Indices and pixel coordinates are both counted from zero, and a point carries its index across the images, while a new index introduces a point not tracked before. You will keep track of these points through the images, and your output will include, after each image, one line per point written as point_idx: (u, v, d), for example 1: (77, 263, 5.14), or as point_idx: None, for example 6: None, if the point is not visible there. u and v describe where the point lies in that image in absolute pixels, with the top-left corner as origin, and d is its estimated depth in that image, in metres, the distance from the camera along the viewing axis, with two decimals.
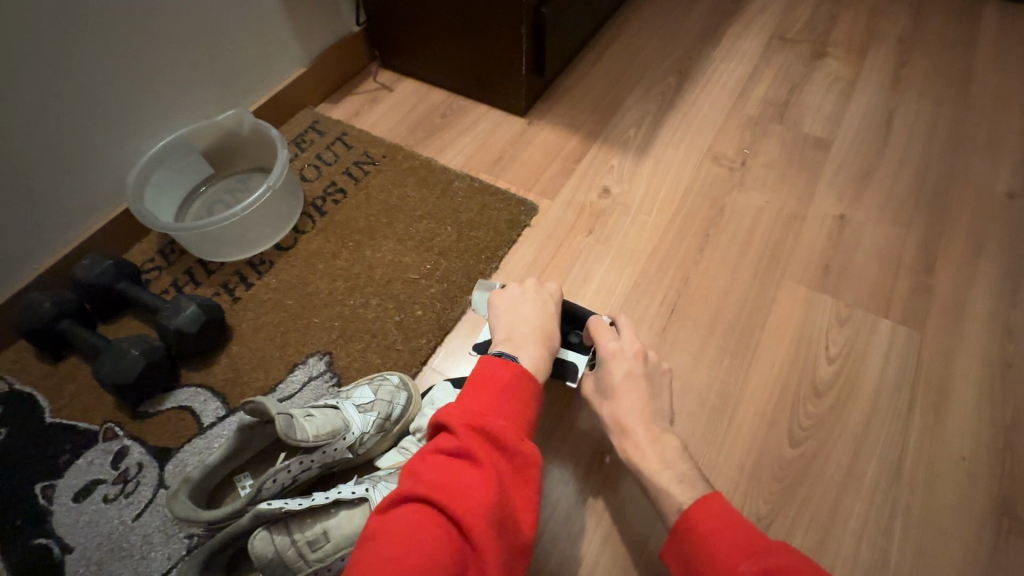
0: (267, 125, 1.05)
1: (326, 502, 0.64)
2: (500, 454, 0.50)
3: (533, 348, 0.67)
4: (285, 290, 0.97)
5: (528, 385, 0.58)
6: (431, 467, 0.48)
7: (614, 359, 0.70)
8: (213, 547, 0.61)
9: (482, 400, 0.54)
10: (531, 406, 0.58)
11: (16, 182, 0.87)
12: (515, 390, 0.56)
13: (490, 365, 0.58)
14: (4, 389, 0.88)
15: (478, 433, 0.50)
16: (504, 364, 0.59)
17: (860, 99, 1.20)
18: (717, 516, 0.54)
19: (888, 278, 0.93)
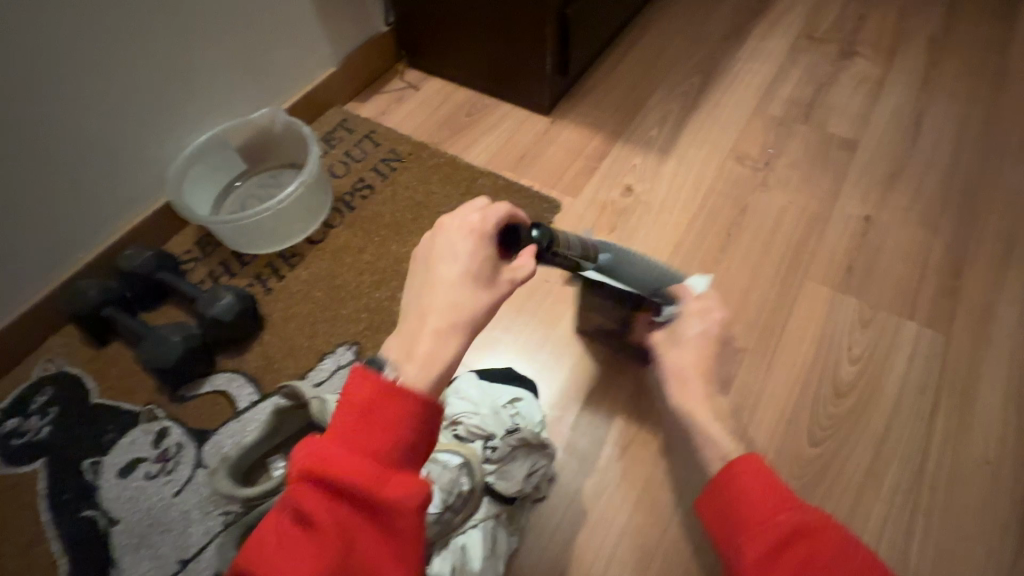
0: (299, 123, 1.09)
1: None
2: (345, 507, 0.41)
3: (428, 339, 0.49)
4: (314, 282, 1.00)
5: (397, 406, 0.44)
6: (265, 532, 0.41)
7: (695, 314, 0.68)
8: (248, 524, 0.63)
9: (333, 433, 0.43)
10: (409, 427, 0.45)
11: (66, 175, 0.92)
12: (378, 415, 0.43)
13: (351, 379, 0.45)
14: (55, 371, 0.94)
15: (315, 488, 0.41)
16: (366, 379, 0.45)
17: (888, 99, 1.19)
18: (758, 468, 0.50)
19: (913, 280, 0.93)
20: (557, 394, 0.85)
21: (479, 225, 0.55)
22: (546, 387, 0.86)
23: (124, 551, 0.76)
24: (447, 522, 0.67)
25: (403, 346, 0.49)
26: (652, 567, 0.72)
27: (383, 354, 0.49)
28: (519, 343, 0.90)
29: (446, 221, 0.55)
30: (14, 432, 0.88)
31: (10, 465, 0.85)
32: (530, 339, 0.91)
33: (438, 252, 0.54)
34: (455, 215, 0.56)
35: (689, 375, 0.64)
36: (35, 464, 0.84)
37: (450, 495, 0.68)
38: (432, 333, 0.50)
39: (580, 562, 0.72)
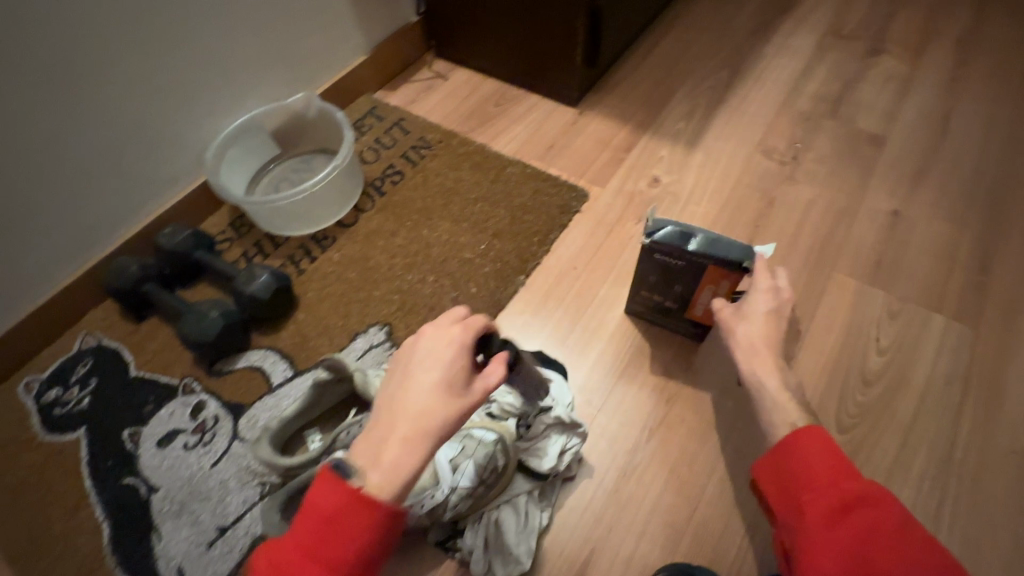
0: (333, 108, 1.10)
1: None
2: None
3: (393, 449, 0.48)
4: (347, 265, 1.02)
5: (357, 516, 0.45)
6: None
7: (763, 292, 0.72)
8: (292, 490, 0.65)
9: (297, 537, 0.45)
10: (369, 537, 0.46)
11: (109, 153, 0.94)
12: (339, 522, 0.45)
13: (318, 483, 0.47)
14: (94, 344, 0.96)
15: None
16: (330, 487, 0.46)
17: (917, 96, 1.19)
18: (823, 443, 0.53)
19: (942, 274, 0.93)
20: (586, 378, 0.87)
21: (461, 333, 0.54)
22: (575, 371, 0.88)
23: (164, 517, 0.78)
24: (480, 495, 0.69)
25: (371, 454, 0.48)
26: (681, 545, 0.73)
27: (352, 457, 0.49)
28: (549, 329, 0.92)
29: (433, 325, 0.55)
30: (55, 402, 0.91)
31: (52, 432, 0.87)
32: (559, 324, 0.93)
33: (414, 358, 0.53)
34: (435, 324, 0.55)
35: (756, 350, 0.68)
36: (77, 432, 0.87)
37: (486, 469, 0.69)
38: (401, 443, 0.48)
39: (610, 540, 0.74)
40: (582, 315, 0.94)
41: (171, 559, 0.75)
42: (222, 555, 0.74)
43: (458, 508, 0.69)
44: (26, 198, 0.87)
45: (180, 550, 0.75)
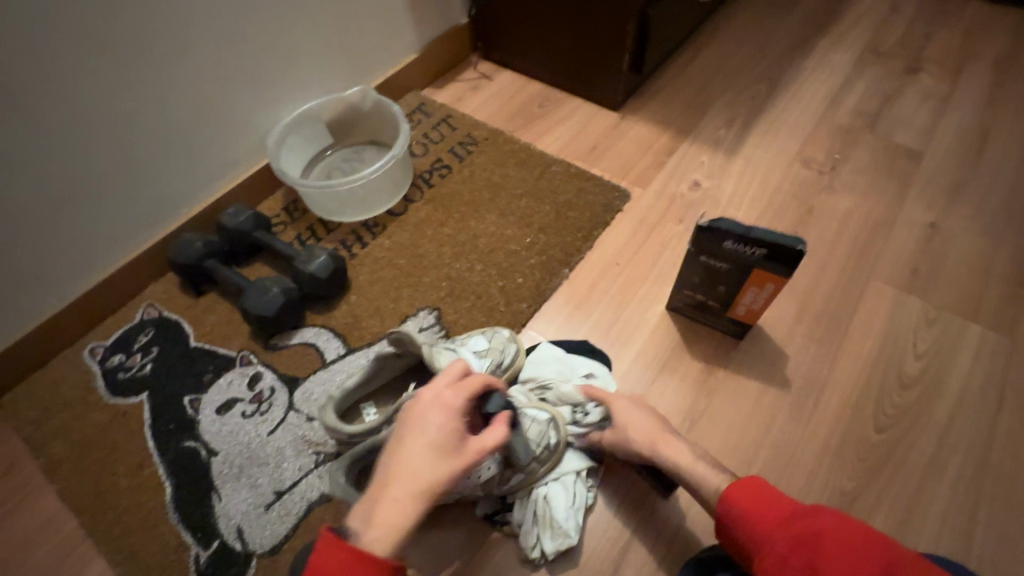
0: (389, 102, 1.15)
1: None
2: None
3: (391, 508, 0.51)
4: (397, 251, 1.07)
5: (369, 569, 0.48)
6: None
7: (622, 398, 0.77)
8: (359, 451, 0.70)
9: None
10: None
11: (180, 136, 0.99)
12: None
13: (326, 546, 0.49)
14: (155, 315, 1.01)
15: None
16: (342, 550, 0.49)
17: (954, 114, 1.22)
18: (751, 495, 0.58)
19: (978, 286, 0.95)
20: (629, 369, 0.90)
21: (454, 395, 0.58)
22: (618, 362, 0.91)
23: (224, 479, 0.82)
24: (532, 470, 0.72)
25: (366, 512, 0.52)
26: None
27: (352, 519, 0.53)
28: (592, 320, 0.96)
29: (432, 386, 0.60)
30: (119, 367, 0.95)
31: (116, 395, 0.92)
32: (601, 317, 0.96)
33: (409, 423, 0.56)
34: (432, 385, 0.60)
35: (652, 447, 0.71)
36: (139, 396, 0.91)
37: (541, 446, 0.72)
38: (395, 501, 0.52)
39: (651, 522, 0.76)
40: (624, 308, 0.97)
41: (231, 519, 0.78)
42: (280, 517, 0.78)
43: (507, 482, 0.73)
44: (102, 175, 0.92)
45: (239, 510, 0.79)
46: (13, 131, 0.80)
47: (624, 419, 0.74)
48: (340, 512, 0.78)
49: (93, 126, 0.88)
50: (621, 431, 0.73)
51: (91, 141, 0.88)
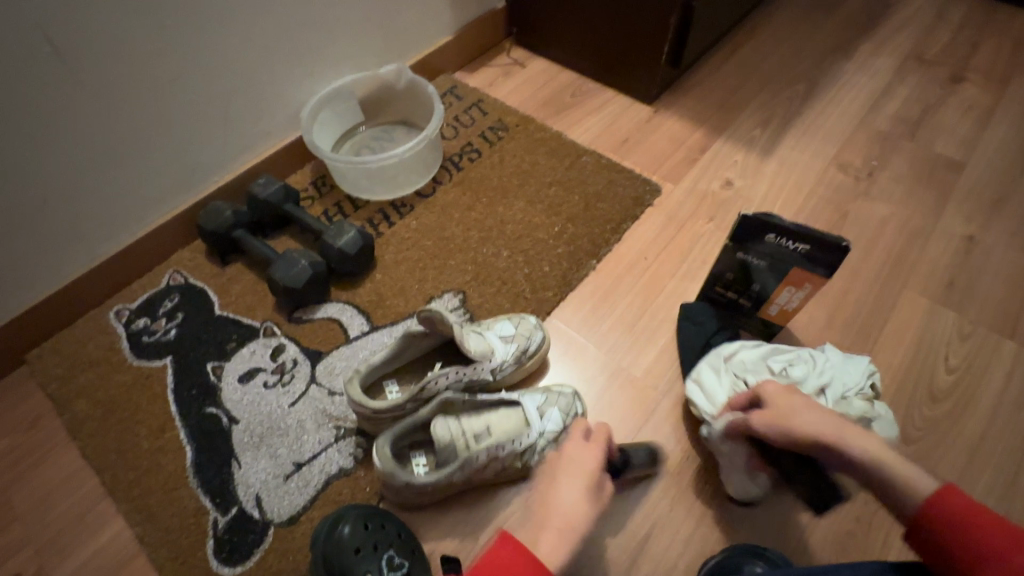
0: (424, 82, 1.14)
1: (490, 401, 0.75)
2: None
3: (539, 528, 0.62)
4: (424, 232, 1.06)
5: None
6: None
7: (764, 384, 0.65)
8: (397, 430, 0.72)
9: None
10: None
11: (215, 104, 0.99)
12: None
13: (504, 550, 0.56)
14: (181, 281, 1.01)
15: None
16: None
17: (998, 126, 1.19)
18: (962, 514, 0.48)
19: (1015, 302, 0.93)
20: (653, 366, 0.89)
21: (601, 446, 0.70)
22: (642, 357, 0.90)
23: (244, 448, 0.82)
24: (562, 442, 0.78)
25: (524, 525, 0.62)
26: (740, 531, 0.75)
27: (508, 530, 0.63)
28: (618, 313, 0.95)
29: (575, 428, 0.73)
30: (144, 330, 0.96)
31: (141, 357, 0.92)
32: (627, 311, 0.95)
33: (573, 455, 0.58)
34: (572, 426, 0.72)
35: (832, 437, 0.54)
36: (164, 360, 0.92)
37: (568, 416, 0.79)
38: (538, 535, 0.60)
39: (671, 519, 0.76)
40: (651, 303, 0.96)
41: (250, 487, 0.79)
42: (299, 488, 0.78)
43: (528, 463, 0.77)
44: (138, 138, 0.92)
45: (259, 479, 0.79)
46: (55, 87, 0.80)
47: (785, 416, 0.58)
48: (359, 487, 0.78)
49: (132, 88, 0.87)
50: (782, 420, 0.58)
51: (130, 103, 0.88)
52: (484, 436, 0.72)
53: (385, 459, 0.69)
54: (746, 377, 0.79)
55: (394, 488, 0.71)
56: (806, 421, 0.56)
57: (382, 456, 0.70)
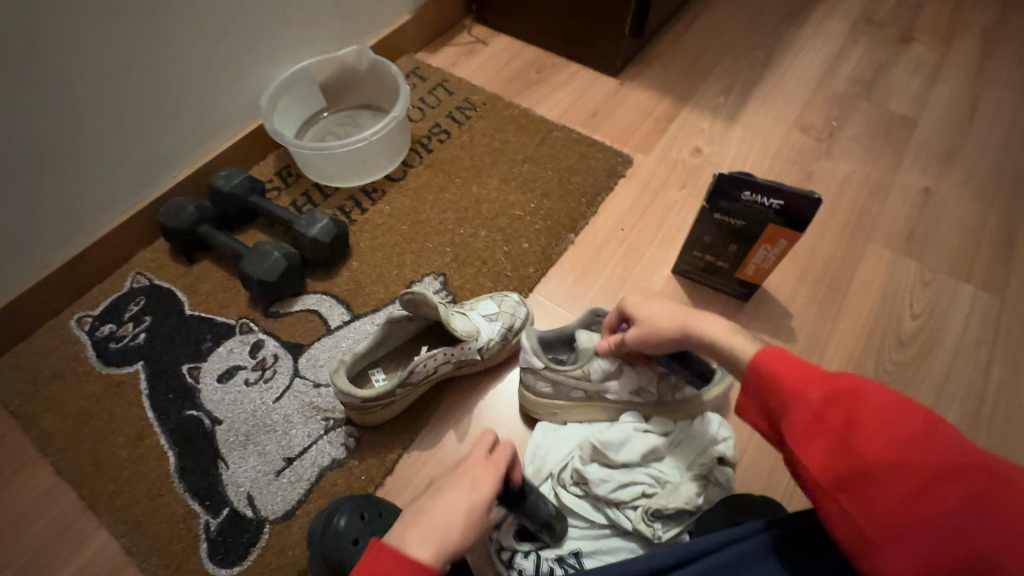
0: (387, 62, 1.10)
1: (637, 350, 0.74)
2: None
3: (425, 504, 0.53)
4: (398, 217, 1.04)
5: None
6: None
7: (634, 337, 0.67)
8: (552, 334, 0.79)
9: None
10: None
11: (166, 94, 0.93)
12: None
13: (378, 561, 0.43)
14: (146, 283, 0.97)
15: None
16: None
17: (946, 83, 1.24)
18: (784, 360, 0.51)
19: (970, 247, 0.98)
20: None
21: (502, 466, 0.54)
22: None
23: (230, 448, 0.80)
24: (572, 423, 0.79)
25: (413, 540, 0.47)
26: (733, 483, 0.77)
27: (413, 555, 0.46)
28: (600, 285, 0.96)
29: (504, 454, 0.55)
30: (110, 336, 0.91)
31: (109, 365, 0.88)
32: (608, 282, 0.96)
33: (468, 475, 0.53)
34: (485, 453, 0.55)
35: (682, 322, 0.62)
36: (134, 365, 0.88)
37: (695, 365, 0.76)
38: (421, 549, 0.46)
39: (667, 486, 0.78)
40: (630, 273, 0.97)
41: (240, 486, 0.77)
42: (291, 483, 0.77)
43: (666, 398, 0.75)
44: (85, 134, 0.86)
45: (248, 478, 0.77)
46: None
47: (649, 312, 0.65)
48: (354, 476, 0.77)
49: (78, 79, 0.82)
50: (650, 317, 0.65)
51: (76, 95, 0.83)
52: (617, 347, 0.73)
53: (531, 347, 0.74)
54: (580, 453, 0.74)
55: (529, 372, 0.77)
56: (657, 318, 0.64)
57: (528, 341, 0.75)
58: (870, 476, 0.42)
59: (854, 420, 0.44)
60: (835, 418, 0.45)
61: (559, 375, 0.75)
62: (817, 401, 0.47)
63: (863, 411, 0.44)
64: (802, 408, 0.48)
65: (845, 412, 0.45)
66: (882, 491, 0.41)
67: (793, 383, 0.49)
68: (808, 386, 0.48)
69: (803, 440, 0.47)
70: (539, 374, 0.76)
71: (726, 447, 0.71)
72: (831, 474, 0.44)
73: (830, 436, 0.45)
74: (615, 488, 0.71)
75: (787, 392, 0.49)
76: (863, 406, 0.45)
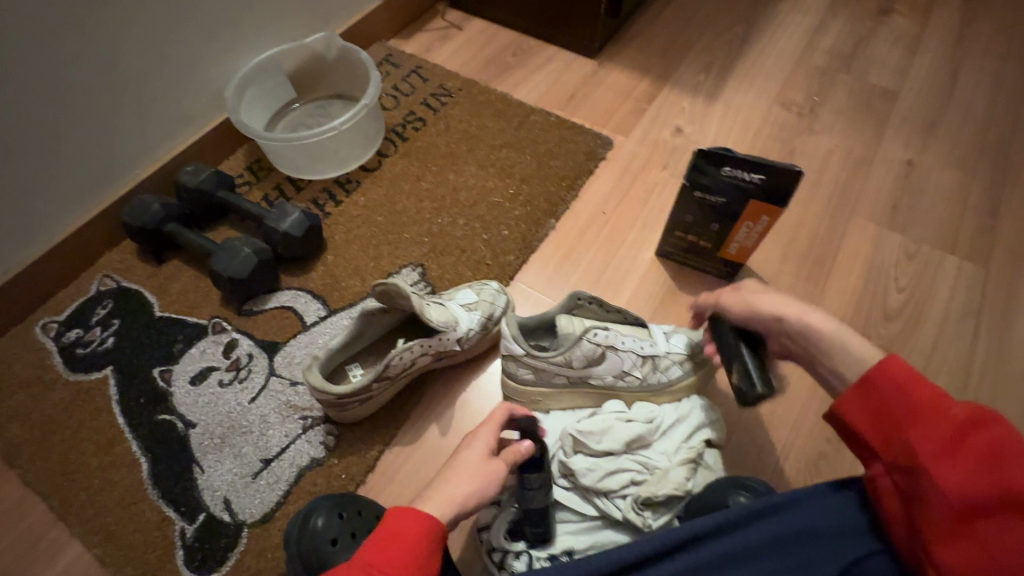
0: (357, 49, 1.07)
1: (621, 340, 0.72)
2: None
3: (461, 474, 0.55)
4: (374, 208, 1.01)
5: None
6: None
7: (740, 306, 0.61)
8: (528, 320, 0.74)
9: None
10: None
11: (124, 86, 0.89)
12: None
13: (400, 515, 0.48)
14: (113, 286, 0.93)
15: None
16: None
17: (927, 54, 1.23)
18: (908, 375, 0.49)
19: (955, 218, 0.97)
20: None
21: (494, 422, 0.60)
22: None
23: (205, 451, 0.77)
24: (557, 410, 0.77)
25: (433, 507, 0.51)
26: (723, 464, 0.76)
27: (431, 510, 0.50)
28: (582, 270, 0.94)
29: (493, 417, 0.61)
30: (77, 342, 0.88)
31: (77, 372, 0.85)
32: (590, 266, 0.94)
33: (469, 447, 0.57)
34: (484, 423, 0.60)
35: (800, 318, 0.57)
36: (103, 371, 0.85)
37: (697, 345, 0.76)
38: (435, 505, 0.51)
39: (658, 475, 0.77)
40: (613, 256, 0.95)
41: (217, 490, 0.74)
42: (269, 485, 0.74)
43: (650, 379, 0.75)
44: (38, 129, 0.82)
45: (225, 481, 0.75)
46: None
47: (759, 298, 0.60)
48: (334, 475, 0.75)
49: (25, 71, 0.77)
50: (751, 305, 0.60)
51: (24, 88, 0.78)
52: (600, 332, 0.71)
53: (511, 333, 0.71)
54: (564, 446, 0.72)
55: (509, 360, 0.73)
56: (767, 304, 0.59)
57: (509, 329, 0.71)
58: None
59: (1005, 448, 0.42)
60: (978, 444, 0.43)
61: (539, 363, 0.72)
62: (962, 424, 0.45)
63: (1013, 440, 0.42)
64: (934, 431, 0.46)
65: (991, 440, 0.43)
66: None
67: (929, 405, 0.47)
68: (944, 410, 0.46)
69: (944, 462, 0.44)
70: (521, 362, 0.72)
71: (710, 429, 0.73)
72: (972, 502, 0.42)
73: (971, 461, 0.43)
74: (602, 477, 0.69)
75: (920, 412, 0.47)
76: (1010, 434, 0.43)
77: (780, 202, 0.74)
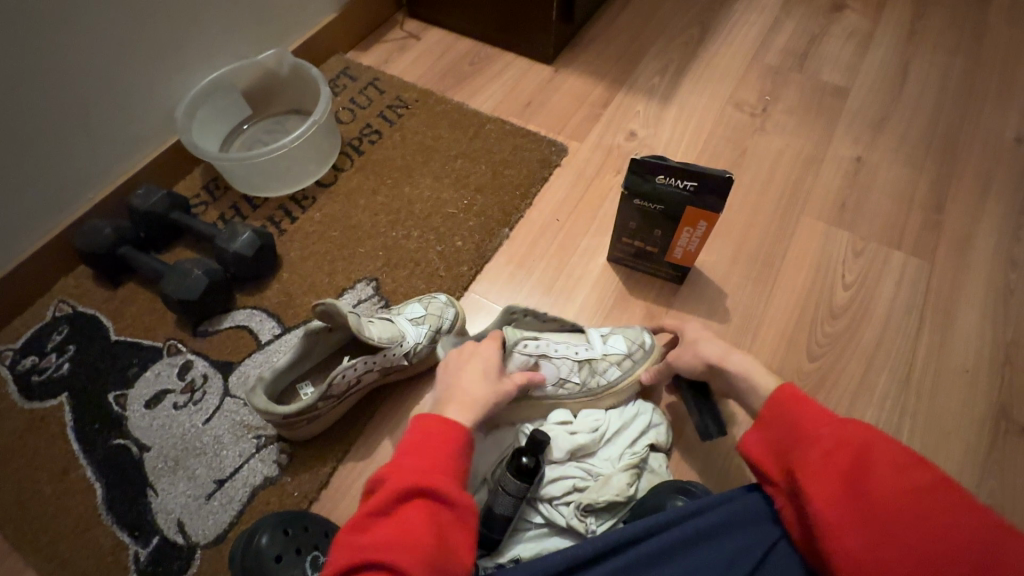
0: (308, 65, 1.07)
1: (552, 349, 0.74)
2: None
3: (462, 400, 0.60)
4: (329, 224, 1.01)
5: None
6: None
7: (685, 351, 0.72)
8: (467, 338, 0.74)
9: None
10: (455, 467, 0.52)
11: (69, 110, 0.89)
12: None
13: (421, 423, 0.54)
14: (69, 311, 0.94)
15: None
16: None
17: (878, 49, 1.24)
18: (795, 406, 0.56)
19: (901, 214, 0.99)
20: None
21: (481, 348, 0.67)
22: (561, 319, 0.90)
23: (159, 474, 0.78)
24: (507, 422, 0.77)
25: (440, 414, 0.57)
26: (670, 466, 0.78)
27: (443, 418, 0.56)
28: (536, 278, 0.95)
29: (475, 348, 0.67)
30: (33, 369, 0.88)
31: (32, 400, 0.85)
32: (544, 274, 0.95)
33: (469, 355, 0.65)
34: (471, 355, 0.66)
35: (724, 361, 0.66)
36: (58, 398, 0.85)
37: (634, 345, 0.78)
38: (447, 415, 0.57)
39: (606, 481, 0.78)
40: (565, 264, 0.96)
41: (170, 513, 0.75)
42: (222, 505, 0.75)
43: (590, 384, 0.76)
44: None
45: (178, 503, 0.76)
46: None
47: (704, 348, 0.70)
48: (287, 493, 0.76)
49: None
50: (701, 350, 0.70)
51: None
52: (531, 343, 0.72)
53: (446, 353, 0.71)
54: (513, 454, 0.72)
55: None
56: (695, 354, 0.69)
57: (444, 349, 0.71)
58: (885, 519, 0.46)
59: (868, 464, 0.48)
60: (847, 462, 0.49)
61: None
62: (826, 449, 0.51)
63: (875, 458, 0.49)
64: (812, 454, 0.52)
65: (857, 457, 0.49)
66: (890, 534, 0.45)
67: (805, 434, 0.53)
68: (821, 434, 0.52)
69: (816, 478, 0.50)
70: None
71: (655, 434, 0.76)
72: (842, 513, 0.47)
73: (840, 477, 0.49)
74: (545, 484, 0.70)
75: (803, 436, 0.53)
76: (876, 453, 0.49)
77: (716, 209, 0.75)
